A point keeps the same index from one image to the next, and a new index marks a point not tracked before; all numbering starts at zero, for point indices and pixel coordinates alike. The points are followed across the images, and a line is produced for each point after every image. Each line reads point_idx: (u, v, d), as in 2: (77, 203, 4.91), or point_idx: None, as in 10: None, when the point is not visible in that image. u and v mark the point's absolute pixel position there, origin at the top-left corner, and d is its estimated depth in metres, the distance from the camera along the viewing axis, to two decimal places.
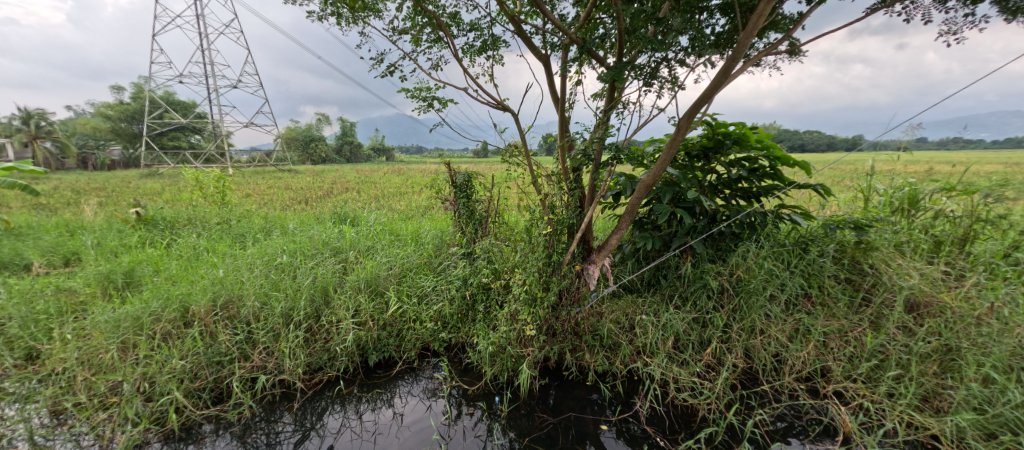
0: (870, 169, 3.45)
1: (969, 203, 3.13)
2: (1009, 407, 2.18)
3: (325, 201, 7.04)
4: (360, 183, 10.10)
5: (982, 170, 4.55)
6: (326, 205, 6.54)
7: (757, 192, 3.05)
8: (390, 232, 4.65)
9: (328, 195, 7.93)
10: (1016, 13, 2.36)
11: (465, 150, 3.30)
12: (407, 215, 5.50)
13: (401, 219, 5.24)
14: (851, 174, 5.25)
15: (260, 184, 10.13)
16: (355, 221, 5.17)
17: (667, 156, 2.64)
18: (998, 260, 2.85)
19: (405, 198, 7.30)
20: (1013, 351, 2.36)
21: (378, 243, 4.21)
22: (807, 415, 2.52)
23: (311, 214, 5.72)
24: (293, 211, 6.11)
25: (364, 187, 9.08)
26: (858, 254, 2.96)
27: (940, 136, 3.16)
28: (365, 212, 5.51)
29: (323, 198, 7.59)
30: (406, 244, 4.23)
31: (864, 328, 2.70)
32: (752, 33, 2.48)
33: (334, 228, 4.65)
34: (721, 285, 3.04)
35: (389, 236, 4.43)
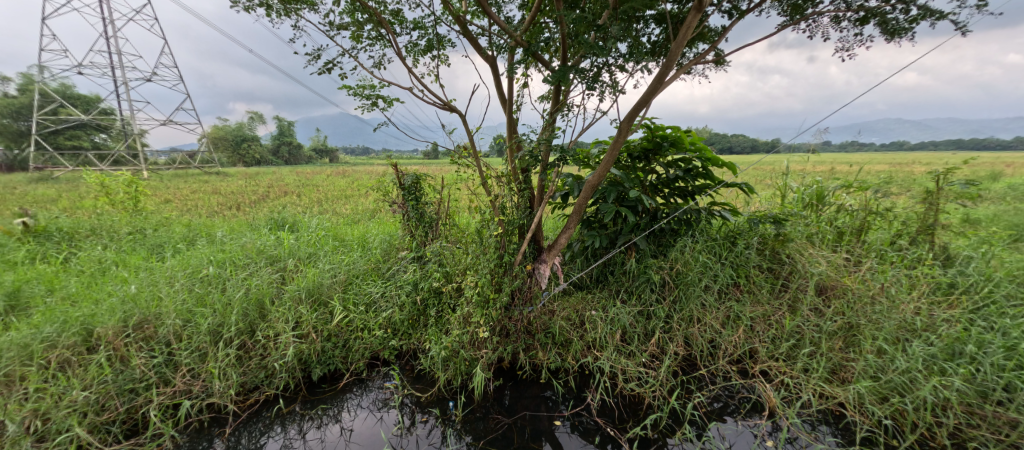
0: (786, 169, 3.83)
1: (864, 198, 3.56)
2: (897, 373, 2.52)
3: (259, 206, 6.53)
4: (300, 185, 9.47)
5: (874, 169, 5.22)
6: (261, 210, 6.06)
7: (691, 191, 3.27)
8: (334, 237, 4.42)
9: (263, 200, 7.36)
10: (894, 35, 2.77)
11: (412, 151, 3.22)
12: (352, 219, 5.24)
13: (346, 223, 4.99)
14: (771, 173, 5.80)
15: (182, 187, 9.22)
16: (294, 226, 4.83)
17: (611, 157, 2.76)
18: (886, 247, 3.29)
19: (350, 201, 6.95)
20: (900, 325, 2.73)
21: (321, 250, 3.97)
22: (738, 394, 2.76)
23: (243, 220, 5.27)
24: (222, 217, 5.59)
25: (304, 190, 8.53)
26: (777, 245, 3.30)
27: (842, 140, 3.59)
28: (306, 217, 5.16)
29: (258, 203, 7.02)
30: (352, 249, 4.04)
31: (783, 312, 3.01)
32: (683, 43, 2.68)
33: (270, 235, 4.32)
34: (662, 279, 3.23)
35: (332, 242, 4.20)
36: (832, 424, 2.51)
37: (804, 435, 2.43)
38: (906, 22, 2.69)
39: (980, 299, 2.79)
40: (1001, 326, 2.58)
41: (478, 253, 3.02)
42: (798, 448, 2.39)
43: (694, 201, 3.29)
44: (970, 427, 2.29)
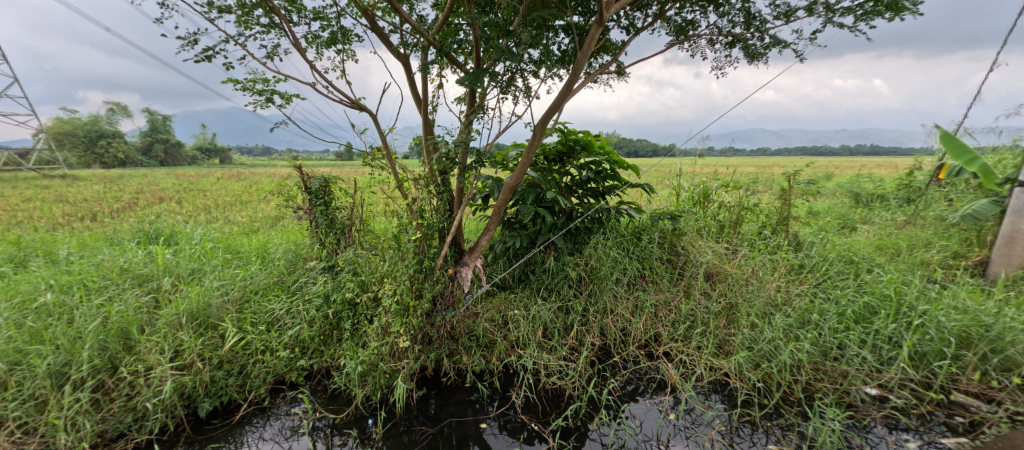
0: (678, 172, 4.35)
1: (738, 195, 4.17)
2: (766, 342, 2.96)
3: (126, 215, 5.49)
4: (181, 190, 8.17)
5: (745, 171, 6.15)
6: (128, 220, 5.08)
7: (602, 191, 3.54)
8: (226, 249, 3.89)
9: (131, 207, 6.20)
10: (754, 58, 3.29)
11: (322, 151, 3.02)
12: (249, 227, 4.65)
13: (240, 232, 4.43)
14: (668, 174, 6.51)
15: (6, 193, 7.39)
16: (172, 238, 4.11)
17: (527, 159, 2.85)
18: (755, 237, 3.88)
19: (246, 207, 6.17)
20: (767, 301, 3.21)
21: (208, 265, 3.46)
22: (645, 375, 3.02)
23: (101, 232, 4.37)
24: (72, 230, 4.59)
25: (188, 195, 7.38)
26: (674, 239, 3.72)
27: (722, 145, 4.16)
28: (189, 226, 4.44)
29: (122, 210, 5.89)
30: (250, 262, 3.65)
31: (680, 297, 3.38)
32: (587, 54, 2.84)
33: (140, 249, 3.65)
34: (578, 275, 3.48)
35: (223, 255, 3.70)
36: (721, 392, 2.87)
37: (699, 405, 2.74)
38: (762, 48, 3.22)
39: (822, 276, 3.43)
40: (837, 296, 3.19)
41: (394, 258, 2.88)
42: (695, 417, 2.69)
43: (604, 200, 3.58)
44: (818, 381, 2.76)
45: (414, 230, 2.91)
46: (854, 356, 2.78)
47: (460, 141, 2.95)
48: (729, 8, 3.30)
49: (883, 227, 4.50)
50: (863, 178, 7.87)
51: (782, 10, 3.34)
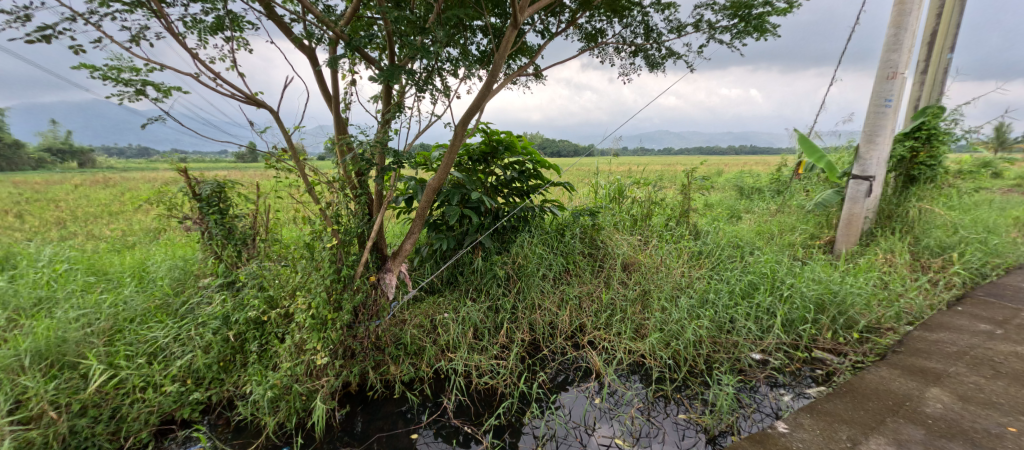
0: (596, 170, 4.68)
1: (647, 191, 4.59)
2: (674, 322, 3.26)
3: None
4: None
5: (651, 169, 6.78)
6: None
7: (527, 190, 3.67)
8: (87, 270, 3.27)
9: None
10: (655, 67, 3.64)
11: (219, 152, 2.72)
12: (123, 242, 3.96)
13: (109, 249, 3.75)
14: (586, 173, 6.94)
15: None
16: (11, 261, 3.37)
17: (449, 160, 2.82)
18: (663, 228, 4.29)
19: (121, 218, 5.25)
20: (675, 285, 3.56)
21: (63, 291, 2.90)
22: (571, 364, 3.14)
23: None
24: None
25: None
26: (595, 233, 3.99)
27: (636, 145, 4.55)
28: (36, 243, 3.65)
29: None
30: (122, 284, 3.13)
31: (601, 287, 3.61)
32: (504, 54, 2.86)
33: None
34: (507, 273, 3.58)
35: (88, 278, 3.13)
36: (639, 372, 3.07)
37: (619, 386, 2.88)
38: (661, 58, 3.57)
39: (718, 260, 3.92)
40: (729, 277, 3.66)
41: (306, 267, 2.65)
42: (617, 398, 2.82)
43: (529, 200, 3.70)
44: (715, 353, 3.10)
45: (330, 236, 2.72)
46: (742, 327, 3.21)
47: (375, 141, 2.82)
48: (632, 20, 3.60)
49: (761, 215, 5.27)
50: (744, 175, 9.11)
51: (675, 25, 3.74)
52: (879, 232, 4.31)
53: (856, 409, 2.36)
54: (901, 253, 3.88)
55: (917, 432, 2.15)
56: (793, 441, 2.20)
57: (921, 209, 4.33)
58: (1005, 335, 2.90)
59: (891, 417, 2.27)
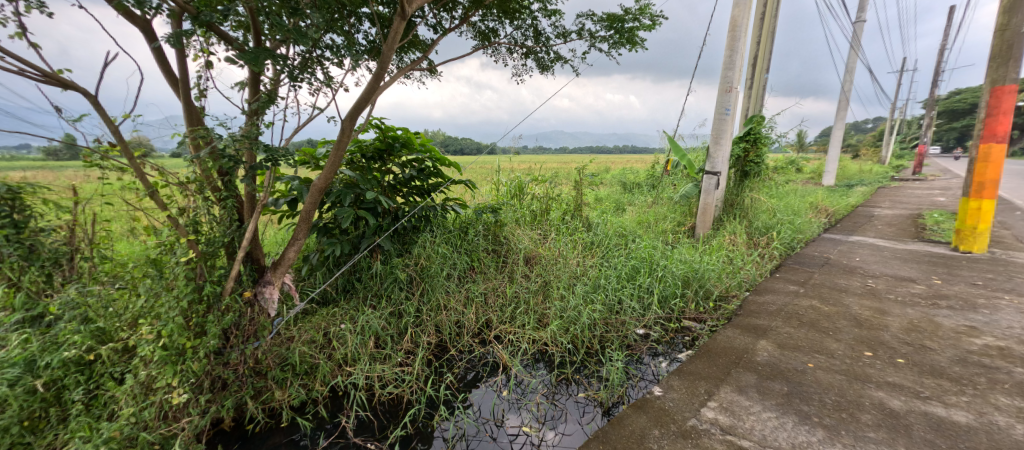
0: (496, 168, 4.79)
1: (544, 188, 4.83)
2: (574, 308, 3.42)
3: None
4: None
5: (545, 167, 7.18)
6: None
7: (427, 189, 3.57)
8: None
9: None
10: (545, 69, 3.80)
11: (19, 146, 2.14)
12: None
13: None
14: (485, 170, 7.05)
15: None
16: None
17: (337, 158, 2.57)
18: (560, 222, 4.56)
19: None
20: (574, 274, 3.79)
21: None
22: (479, 361, 3.08)
23: None
24: None
25: None
26: (497, 230, 4.08)
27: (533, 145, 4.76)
28: None
29: None
30: None
31: (505, 281, 3.67)
32: (393, 45, 2.64)
33: None
34: (409, 275, 3.46)
35: None
36: (543, 359, 3.11)
37: (525, 375, 2.87)
38: (551, 61, 3.74)
39: (609, 249, 4.32)
40: (617, 262, 4.04)
41: (152, 288, 2.21)
42: (524, 387, 2.80)
43: (429, 198, 3.60)
44: (608, 333, 3.31)
45: (184, 249, 2.29)
46: (629, 307, 3.52)
47: (240, 135, 2.40)
48: (523, 22, 3.72)
49: (639, 207, 5.95)
50: (625, 172, 10.17)
51: (560, 31, 3.97)
52: (726, 218, 5.20)
53: (711, 366, 2.64)
54: (741, 234, 4.75)
55: (752, 377, 2.48)
56: (666, 401, 2.36)
57: (752, 198, 5.35)
58: (810, 294, 3.71)
59: (734, 369, 2.59)
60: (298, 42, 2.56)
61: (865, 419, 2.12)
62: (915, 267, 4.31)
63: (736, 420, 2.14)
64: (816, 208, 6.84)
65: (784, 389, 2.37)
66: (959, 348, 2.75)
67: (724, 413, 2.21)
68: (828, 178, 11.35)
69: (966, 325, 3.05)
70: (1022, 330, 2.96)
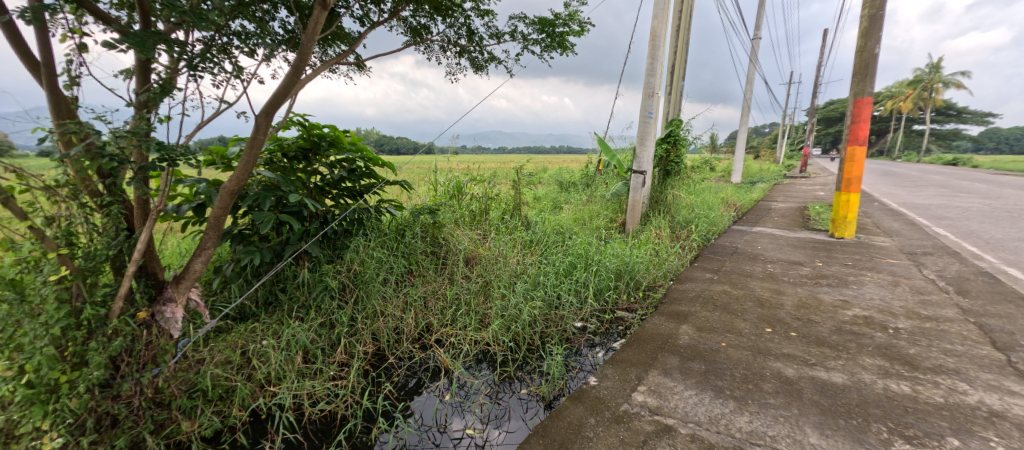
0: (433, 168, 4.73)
1: (484, 188, 4.84)
2: (515, 306, 3.43)
3: None
4: None
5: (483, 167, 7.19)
6: None
7: (359, 190, 3.42)
8: None
9: None
10: (479, 69, 3.80)
11: None
12: None
13: None
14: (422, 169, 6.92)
15: None
16: None
17: (251, 157, 2.35)
18: (499, 222, 4.60)
19: None
20: (515, 273, 3.83)
21: None
22: (420, 367, 2.95)
23: None
24: None
25: None
26: (435, 231, 4.02)
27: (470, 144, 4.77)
28: None
29: None
30: None
31: (445, 283, 3.61)
32: (314, 36, 2.41)
33: None
34: (342, 282, 3.30)
35: None
36: (485, 359, 3.06)
37: (467, 377, 2.81)
38: (485, 60, 3.74)
39: (547, 247, 4.43)
40: (555, 259, 4.15)
41: (11, 315, 1.89)
42: (467, 390, 2.74)
43: (363, 201, 3.46)
44: (547, 328, 3.36)
45: (54, 266, 2.00)
46: (567, 302, 3.62)
47: (125, 131, 2.09)
48: (455, 20, 3.68)
49: (575, 205, 6.17)
50: (560, 172, 10.51)
51: (494, 31, 3.99)
52: (651, 213, 5.57)
53: (640, 352, 2.79)
54: (665, 228, 5.11)
55: (675, 360, 2.66)
56: (600, 390, 2.39)
57: (674, 195, 5.79)
58: (723, 280, 4.08)
59: (660, 353, 2.75)
60: (197, 27, 2.23)
61: (768, 388, 2.34)
62: (803, 252, 4.92)
63: (662, 401, 2.25)
64: (728, 203, 7.57)
65: (702, 368, 2.56)
66: (835, 319, 3.18)
67: (653, 395, 2.31)
68: (737, 176, 12.55)
69: (841, 299, 3.54)
70: (881, 301, 3.50)
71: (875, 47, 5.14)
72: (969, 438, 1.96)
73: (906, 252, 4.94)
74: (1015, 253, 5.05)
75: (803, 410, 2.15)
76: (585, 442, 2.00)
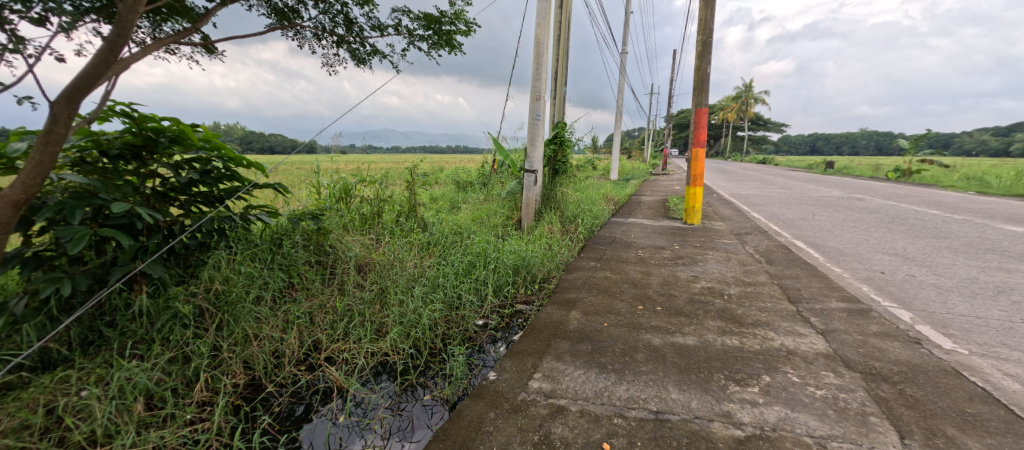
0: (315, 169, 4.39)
1: (374, 189, 4.64)
2: (413, 311, 3.28)
3: None
4: None
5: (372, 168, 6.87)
6: None
7: (218, 196, 3.07)
8: None
9: None
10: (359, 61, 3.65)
11: None
12: None
13: None
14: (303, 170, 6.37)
15: None
16: None
17: (45, 156, 2.03)
18: (392, 223, 4.49)
19: None
20: (413, 277, 3.71)
21: None
22: (308, 390, 2.62)
23: None
24: None
25: None
26: (320, 238, 3.76)
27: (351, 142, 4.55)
28: None
29: None
30: None
31: (333, 296, 3.33)
32: (138, 8, 2.11)
33: None
34: (198, 306, 2.84)
35: None
36: (385, 371, 2.83)
37: (364, 392, 2.56)
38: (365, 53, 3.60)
39: (442, 247, 4.41)
40: (454, 259, 4.15)
41: None
42: (364, 407, 2.50)
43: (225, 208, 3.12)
44: (450, 330, 3.30)
45: None
46: (467, 301, 3.61)
47: None
48: (330, 7, 3.48)
49: (473, 204, 6.25)
50: (455, 172, 10.51)
51: (375, 23, 3.86)
52: (543, 210, 5.87)
53: (536, 341, 2.94)
54: (556, 223, 5.45)
55: (565, 344, 2.87)
56: (499, 384, 2.47)
57: (563, 192, 6.19)
58: (604, 267, 4.49)
59: (553, 340, 2.94)
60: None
61: (640, 358, 2.65)
62: (664, 238, 5.67)
63: (555, 384, 2.41)
64: (607, 198, 8.34)
65: (589, 348, 2.80)
66: (687, 291, 3.74)
67: (547, 381, 2.46)
68: (615, 174, 13.84)
69: (692, 275, 4.17)
70: (718, 273, 4.21)
71: (708, 67, 6.13)
72: (777, 373, 2.45)
73: (735, 233, 6.00)
74: (804, 229, 6.48)
75: (666, 372, 2.48)
76: (485, 437, 2.04)
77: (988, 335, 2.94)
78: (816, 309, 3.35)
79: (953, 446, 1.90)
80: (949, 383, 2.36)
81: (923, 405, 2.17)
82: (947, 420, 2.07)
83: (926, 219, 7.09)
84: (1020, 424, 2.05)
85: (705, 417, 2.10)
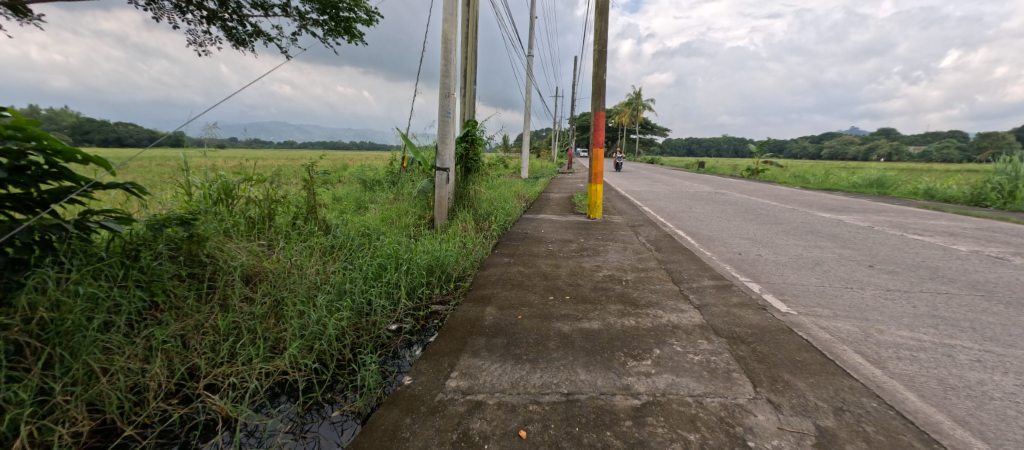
0: (183, 165, 3.72)
1: (264, 188, 4.20)
2: (314, 322, 3.03)
3: None
4: None
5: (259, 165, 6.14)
6: None
7: (41, 200, 2.42)
8: None
9: None
10: None
11: None
12: None
13: None
14: None
15: None
16: None
17: None
18: (287, 227, 4.14)
19: None
20: (312, 285, 3.43)
21: None
22: (183, 427, 2.23)
23: None
24: None
25: None
26: (192, 247, 3.18)
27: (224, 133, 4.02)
28: None
29: None
30: None
31: (215, 314, 2.90)
32: None
33: None
34: (12, 341, 2.19)
35: None
36: (283, 392, 2.56)
37: (258, 419, 2.28)
38: None
39: (348, 251, 4.16)
40: (361, 263, 3.95)
41: None
42: (258, 435, 2.21)
43: (51, 213, 2.49)
44: (360, 338, 3.12)
45: None
46: (378, 307, 3.44)
47: None
48: None
49: (382, 204, 6.01)
50: (362, 170, 9.96)
51: None
52: (456, 208, 5.84)
53: (451, 341, 2.93)
54: (470, 222, 5.47)
55: (481, 340, 2.91)
56: (414, 387, 2.42)
57: (476, 190, 6.23)
58: (517, 262, 4.62)
59: (468, 337, 2.96)
60: None
61: (553, 345, 2.78)
62: (570, 231, 6.01)
63: (472, 381, 2.43)
64: (519, 196, 8.59)
65: (504, 342, 2.87)
66: (592, 280, 4.01)
67: (464, 378, 2.47)
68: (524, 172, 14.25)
69: (595, 265, 4.48)
70: (617, 262, 4.58)
71: (604, 74, 6.61)
72: (665, 346, 2.75)
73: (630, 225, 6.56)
74: (683, 219, 7.30)
75: (575, 356, 2.65)
76: (401, 444, 1.99)
77: (811, 297, 3.60)
78: (693, 287, 3.82)
79: (788, 388, 2.30)
80: (785, 339, 2.85)
81: (768, 358, 2.60)
82: (784, 368, 2.49)
83: (771, 209, 8.45)
84: (829, 364, 2.54)
85: (608, 392, 2.28)
